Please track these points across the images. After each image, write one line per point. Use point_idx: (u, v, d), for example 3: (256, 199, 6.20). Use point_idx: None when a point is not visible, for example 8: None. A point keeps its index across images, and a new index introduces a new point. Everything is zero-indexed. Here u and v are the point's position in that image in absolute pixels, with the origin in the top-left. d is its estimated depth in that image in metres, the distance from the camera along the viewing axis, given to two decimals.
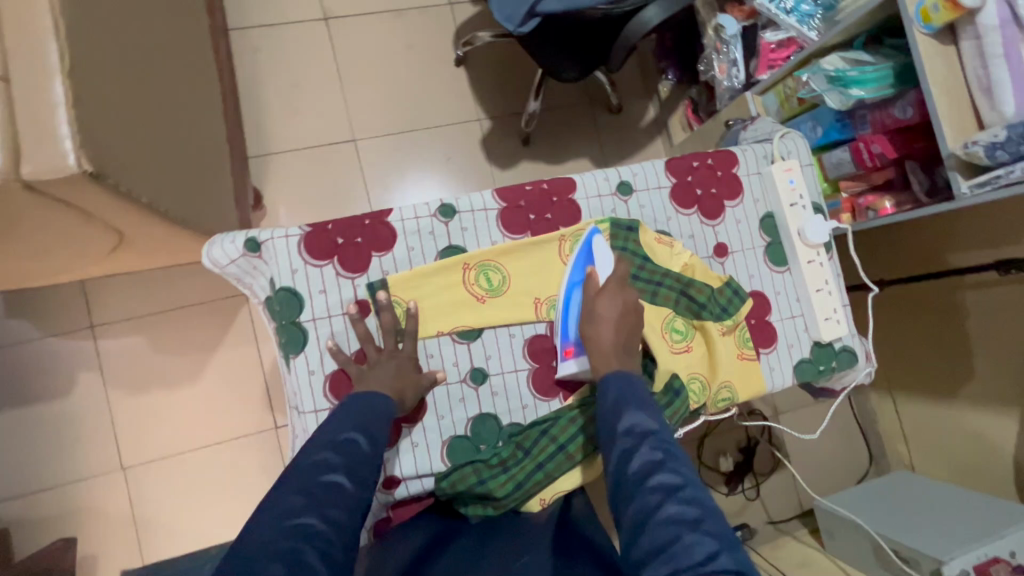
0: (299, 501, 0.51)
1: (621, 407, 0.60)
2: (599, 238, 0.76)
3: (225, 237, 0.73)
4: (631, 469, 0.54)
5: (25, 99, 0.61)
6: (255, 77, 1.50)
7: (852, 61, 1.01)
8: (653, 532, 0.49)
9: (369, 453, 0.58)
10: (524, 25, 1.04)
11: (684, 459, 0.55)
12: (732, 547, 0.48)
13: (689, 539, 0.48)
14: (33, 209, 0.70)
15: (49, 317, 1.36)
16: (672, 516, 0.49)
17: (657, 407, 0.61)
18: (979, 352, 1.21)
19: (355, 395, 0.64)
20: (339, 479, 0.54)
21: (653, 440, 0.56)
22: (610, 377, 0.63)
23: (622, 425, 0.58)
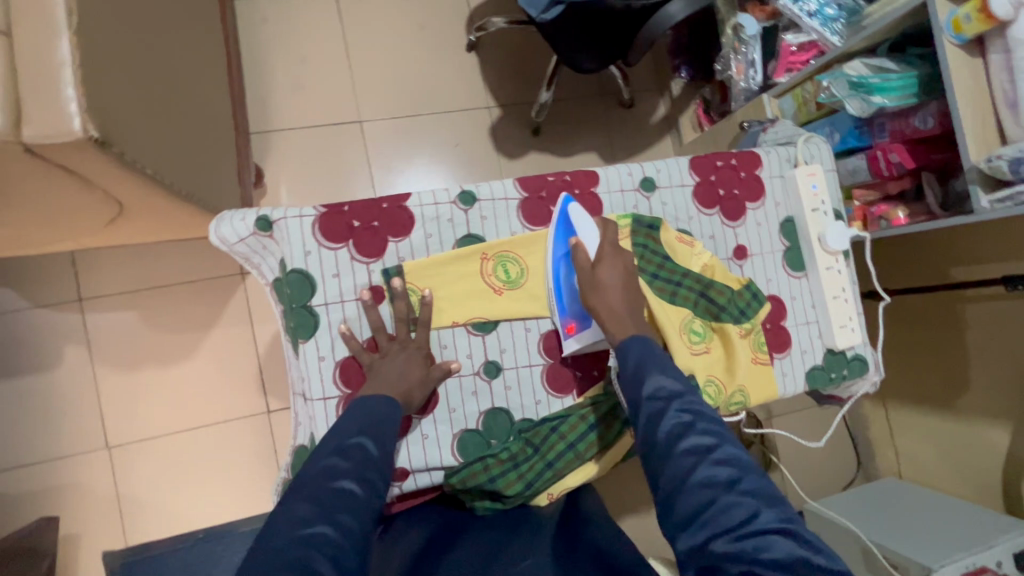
0: (308, 509, 0.49)
1: (642, 370, 0.61)
2: (574, 206, 0.74)
3: (235, 214, 0.70)
4: (660, 435, 0.55)
5: (30, 58, 0.58)
6: (260, 50, 1.45)
7: (875, 68, 1.00)
8: (691, 497, 0.50)
9: (378, 457, 0.57)
10: (547, 13, 1.05)
11: (712, 418, 0.56)
12: (770, 502, 0.50)
13: (726, 501, 0.49)
14: (32, 175, 0.66)
15: (36, 287, 1.31)
16: (707, 480, 0.51)
17: (677, 367, 0.62)
18: (974, 365, 1.23)
19: (362, 397, 0.63)
20: (350, 485, 0.52)
21: (678, 402, 0.57)
22: (626, 341, 0.65)
23: (645, 391, 0.59)
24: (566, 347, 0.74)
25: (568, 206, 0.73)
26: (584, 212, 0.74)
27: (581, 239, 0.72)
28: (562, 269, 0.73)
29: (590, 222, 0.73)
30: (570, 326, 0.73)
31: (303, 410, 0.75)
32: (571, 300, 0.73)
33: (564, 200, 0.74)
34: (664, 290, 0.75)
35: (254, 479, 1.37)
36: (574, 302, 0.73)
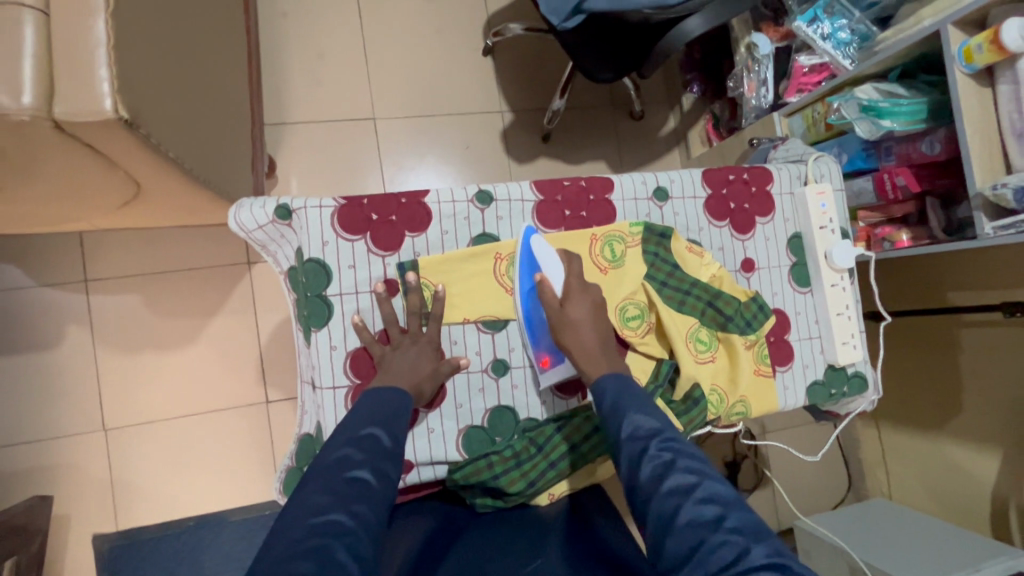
0: (324, 499, 0.50)
1: (620, 411, 0.62)
2: (536, 238, 0.74)
3: (255, 201, 0.71)
4: (643, 476, 0.55)
5: (68, 37, 0.59)
6: (279, 42, 1.46)
7: (886, 92, 1.02)
8: (678, 538, 0.51)
9: (391, 448, 0.58)
10: (569, 21, 1.02)
11: (693, 453, 0.57)
12: (758, 537, 0.50)
13: (713, 540, 0.50)
14: (57, 152, 0.67)
15: (42, 266, 1.31)
16: (693, 520, 0.51)
17: (655, 405, 0.63)
18: (968, 390, 1.24)
19: (373, 389, 0.64)
20: (363, 475, 0.54)
21: (658, 440, 0.58)
22: (603, 381, 0.66)
23: (625, 431, 0.60)
24: (542, 381, 0.75)
25: (531, 239, 0.74)
26: (547, 245, 0.75)
27: (546, 274, 0.72)
28: (531, 305, 0.74)
29: (553, 255, 0.74)
30: (544, 361, 0.74)
31: (310, 399, 0.76)
32: (543, 333, 0.74)
33: (526, 232, 0.74)
34: (673, 298, 0.77)
35: (249, 469, 1.37)
36: (545, 337, 0.74)
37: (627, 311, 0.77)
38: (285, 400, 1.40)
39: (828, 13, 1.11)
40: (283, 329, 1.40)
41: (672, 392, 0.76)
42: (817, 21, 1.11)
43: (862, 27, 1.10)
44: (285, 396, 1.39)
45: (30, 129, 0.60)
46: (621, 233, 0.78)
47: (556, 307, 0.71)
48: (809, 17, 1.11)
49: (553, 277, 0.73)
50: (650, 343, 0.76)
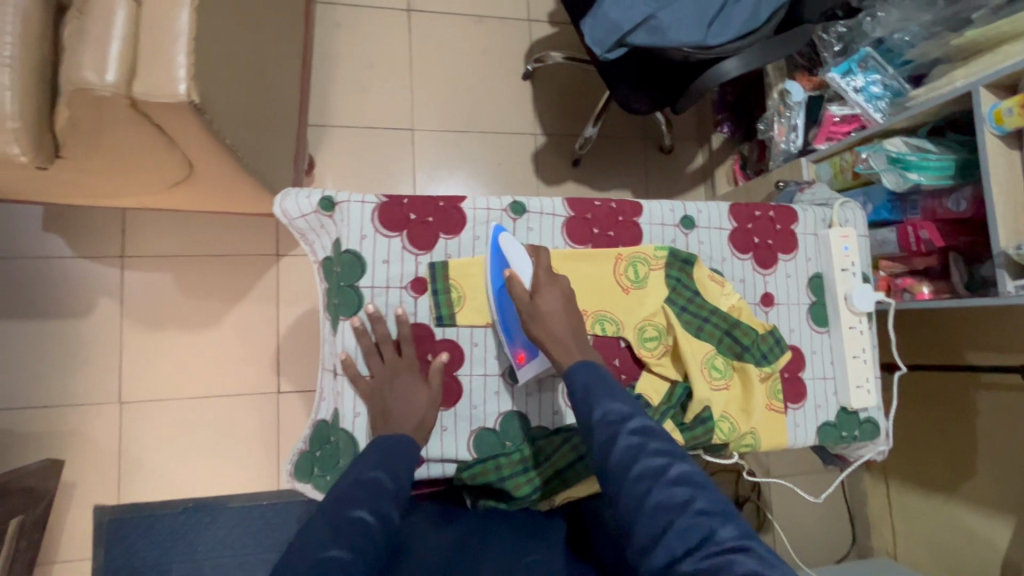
0: (326, 538, 0.54)
1: (591, 396, 0.63)
2: (506, 236, 0.76)
3: (301, 192, 0.75)
4: (615, 460, 0.58)
5: (154, 25, 0.64)
6: (330, 50, 1.54)
7: (915, 146, 1.04)
8: (649, 520, 0.54)
9: (392, 489, 0.61)
10: (612, 52, 1.04)
11: (662, 436, 0.60)
12: (723, 517, 0.54)
13: (683, 522, 0.53)
14: (126, 128, 0.72)
15: (83, 238, 1.36)
16: (663, 502, 0.55)
17: (625, 389, 0.65)
18: (982, 453, 1.22)
19: (384, 433, 0.68)
20: (364, 515, 0.57)
21: (629, 426, 0.60)
22: (577, 366, 0.66)
23: (596, 415, 0.61)
24: (521, 376, 0.75)
25: (498, 237, 0.75)
26: (515, 241, 0.76)
27: (515, 269, 0.73)
28: (504, 299, 0.74)
29: (522, 250, 0.75)
30: (520, 356, 0.74)
31: (331, 386, 0.77)
32: (517, 329, 0.74)
33: (497, 230, 0.76)
34: (690, 323, 0.79)
35: (252, 457, 1.38)
36: (519, 333, 0.74)
37: (646, 331, 0.79)
38: (296, 392, 1.42)
39: (862, 67, 1.14)
40: (303, 323, 1.43)
41: (683, 414, 0.78)
42: (851, 74, 1.15)
43: (895, 83, 1.12)
44: (297, 388, 1.42)
45: (108, 104, 0.65)
46: (646, 255, 0.81)
47: (527, 301, 0.71)
48: (843, 70, 1.16)
49: (523, 274, 0.74)
50: (666, 365, 0.79)
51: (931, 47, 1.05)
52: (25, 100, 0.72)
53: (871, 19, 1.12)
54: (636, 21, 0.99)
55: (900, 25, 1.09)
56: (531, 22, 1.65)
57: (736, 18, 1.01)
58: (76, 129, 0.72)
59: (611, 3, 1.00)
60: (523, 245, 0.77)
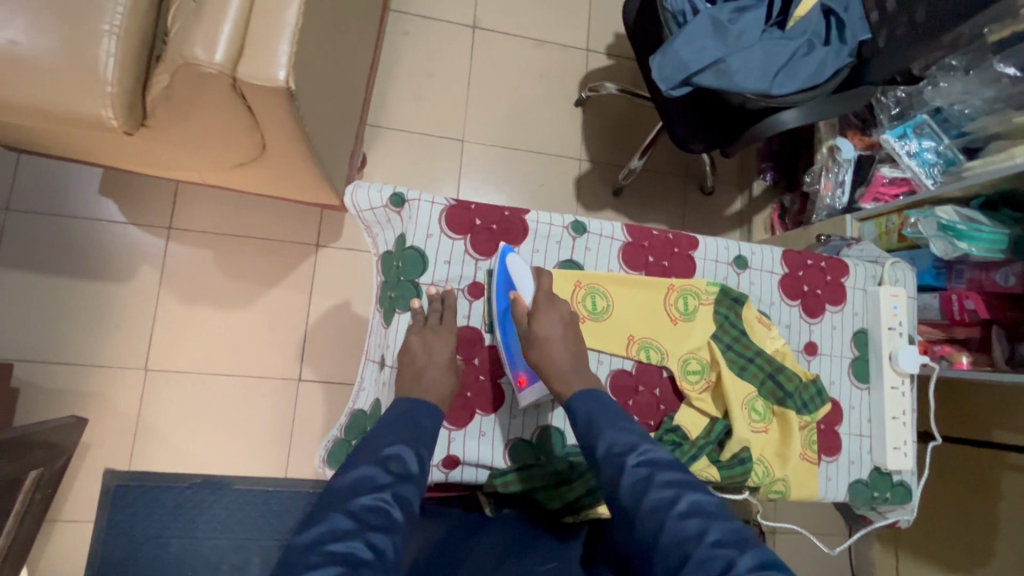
0: (346, 524, 0.53)
1: (593, 429, 0.64)
2: (513, 256, 0.80)
3: (373, 185, 0.81)
4: (624, 493, 0.59)
5: (266, 14, 0.69)
6: (394, 55, 1.58)
7: (967, 217, 1.04)
8: (666, 554, 0.54)
9: (415, 472, 0.60)
10: (676, 90, 1.04)
11: (671, 466, 0.60)
12: (741, 546, 0.54)
13: (700, 555, 0.53)
14: (218, 105, 0.76)
15: (133, 205, 1.40)
16: (675, 536, 0.55)
17: (630, 420, 0.65)
18: (1000, 536, 1.18)
19: (408, 398, 0.68)
20: (385, 500, 0.56)
21: (635, 455, 0.61)
22: (577, 399, 0.68)
23: (602, 450, 0.62)
24: (521, 400, 0.77)
25: (505, 259, 0.79)
26: (522, 263, 0.80)
27: (519, 291, 0.77)
28: (507, 322, 0.79)
29: (526, 271, 0.79)
30: (521, 380, 0.77)
31: (372, 377, 0.81)
32: (519, 352, 0.78)
33: (505, 249, 0.80)
34: (734, 362, 0.81)
35: (265, 441, 1.39)
36: (521, 357, 0.77)
37: (689, 364, 0.81)
38: (317, 381, 1.43)
39: (917, 132, 1.16)
40: (333, 314, 1.45)
41: (719, 451, 0.79)
42: (905, 138, 1.17)
43: (949, 152, 1.13)
44: (318, 379, 1.43)
45: (210, 80, 0.69)
46: (697, 289, 0.83)
47: (526, 323, 0.75)
48: (898, 133, 1.18)
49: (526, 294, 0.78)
50: (706, 400, 0.80)
51: (992, 122, 1.07)
52: (127, 67, 0.75)
53: (932, 87, 1.13)
54: (705, 63, 1.01)
55: (963, 97, 1.10)
56: (589, 52, 1.70)
57: (802, 71, 1.04)
58: (170, 100, 0.75)
59: (681, 42, 1.01)
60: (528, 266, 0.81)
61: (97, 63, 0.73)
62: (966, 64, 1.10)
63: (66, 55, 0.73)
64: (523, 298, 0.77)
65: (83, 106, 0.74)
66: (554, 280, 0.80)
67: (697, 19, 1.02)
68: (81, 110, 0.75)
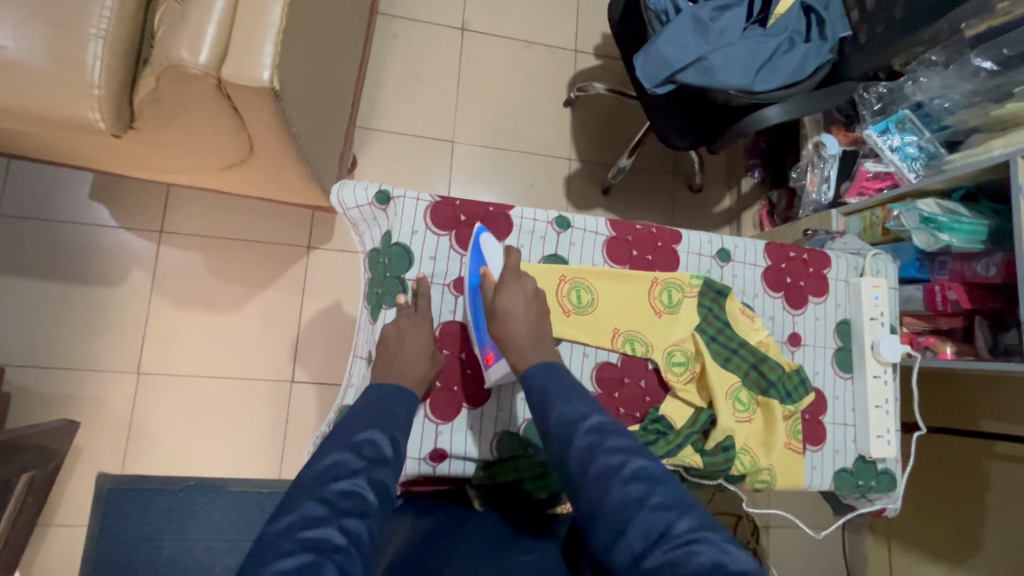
0: (319, 511, 0.54)
1: (546, 400, 0.65)
2: (486, 235, 0.81)
3: (359, 184, 0.82)
4: (572, 459, 0.60)
5: (249, 15, 0.70)
6: (384, 58, 1.60)
7: (947, 209, 1.06)
8: (609, 519, 0.56)
9: (390, 456, 0.61)
10: (660, 87, 1.06)
11: (620, 433, 0.62)
12: (682, 509, 0.55)
13: (642, 518, 0.55)
14: (204, 106, 0.77)
15: (124, 208, 1.40)
16: (619, 499, 0.56)
17: (581, 388, 0.66)
18: (990, 523, 1.18)
19: (381, 384, 0.69)
20: (359, 485, 0.57)
21: (585, 424, 0.62)
22: (532, 370, 0.69)
23: (553, 418, 0.63)
24: (490, 377, 0.77)
25: (480, 236, 0.81)
26: (496, 242, 0.82)
27: (489, 266, 0.79)
28: (476, 297, 0.80)
29: (497, 250, 0.81)
30: (489, 356, 0.77)
31: (360, 372, 0.82)
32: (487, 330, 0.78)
33: (478, 228, 0.82)
34: (719, 353, 0.83)
35: (258, 443, 1.39)
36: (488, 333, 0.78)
37: (674, 356, 0.83)
38: (309, 382, 1.43)
39: (899, 127, 1.17)
40: (325, 315, 1.45)
41: (703, 441, 0.80)
42: (887, 133, 1.18)
43: (931, 146, 1.15)
44: (311, 380, 1.43)
45: (194, 80, 0.70)
46: (680, 282, 0.85)
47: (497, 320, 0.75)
48: (880, 128, 1.19)
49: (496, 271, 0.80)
50: (691, 391, 0.82)
51: (972, 115, 1.08)
52: (114, 69, 0.76)
53: (913, 83, 1.15)
54: (688, 61, 1.03)
55: (942, 91, 1.12)
56: (578, 53, 1.72)
57: (782, 67, 1.05)
58: (157, 100, 0.76)
59: (664, 41, 1.03)
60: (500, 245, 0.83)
61: (84, 66, 0.74)
62: (946, 59, 1.11)
63: (50, 56, 0.73)
64: (492, 273, 0.78)
65: (70, 108, 0.75)
66: (537, 273, 0.81)
67: (680, 18, 1.03)
68: (67, 112, 0.75)
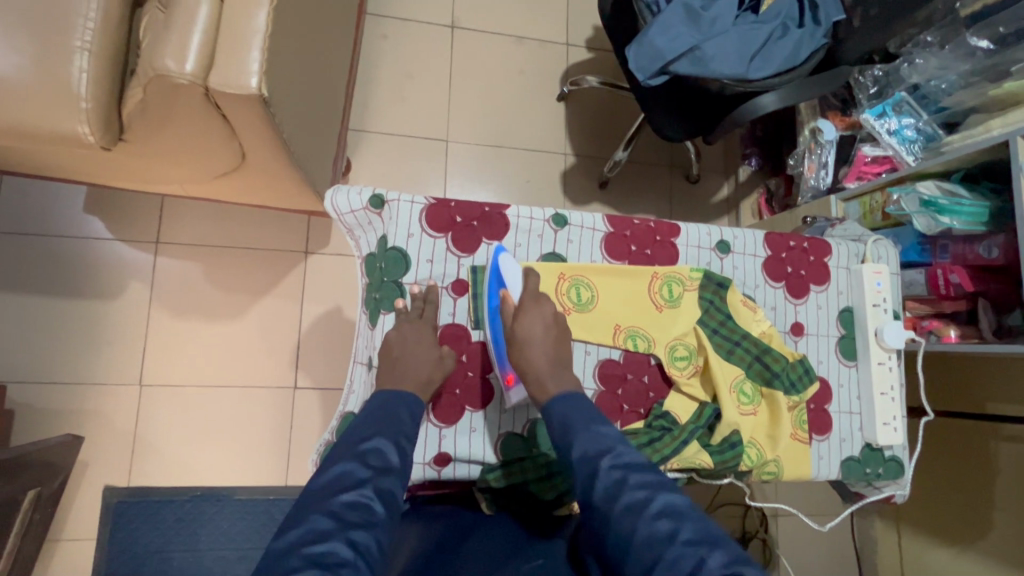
0: (326, 525, 0.53)
1: (569, 435, 0.64)
2: (505, 256, 0.80)
3: (352, 189, 0.81)
4: (598, 497, 0.58)
5: (234, 22, 0.69)
6: (375, 58, 1.58)
7: (948, 191, 1.05)
8: (638, 557, 0.54)
9: (396, 465, 0.61)
10: (653, 79, 1.05)
11: (645, 468, 0.60)
12: (712, 544, 0.53)
13: (671, 554, 0.52)
14: (193, 115, 0.76)
15: (119, 220, 1.39)
16: (648, 537, 0.54)
17: (605, 422, 0.65)
18: (999, 506, 1.18)
19: (384, 389, 0.69)
20: (366, 496, 0.56)
21: (609, 459, 0.60)
22: (553, 404, 0.68)
23: (576, 453, 0.62)
24: (510, 398, 0.77)
25: (498, 257, 0.79)
26: (514, 263, 0.81)
27: (508, 290, 0.78)
28: (494, 320, 0.78)
29: (517, 272, 0.80)
30: (508, 378, 0.76)
31: (361, 379, 0.81)
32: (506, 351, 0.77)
33: (497, 249, 0.81)
34: (722, 346, 0.82)
35: (264, 451, 1.39)
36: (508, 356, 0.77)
37: (676, 351, 0.82)
38: (312, 388, 1.43)
39: (897, 110, 1.16)
40: (325, 321, 1.45)
41: (708, 436, 0.79)
42: (885, 116, 1.16)
43: (929, 128, 1.14)
44: (313, 385, 1.43)
45: (181, 90, 0.69)
46: (680, 276, 0.84)
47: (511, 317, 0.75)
48: (878, 112, 1.17)
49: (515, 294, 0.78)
50: (694, 385, 0.81)
51: (969, 95, 1.07)
52: (101, 81, 0.75)
53: (909, 65, 1.14)
54: (681, 51, 1.02)
55: (939, 72, 1.11)
56: (570, 46, 1.70)
57: (776, 55, 1.04)
58: (146, 112, 0.76)
59: (656, 32, 1.01)
60: (518, 265, 0.81)
61: (70, 80, 0.73)
62: (941, 40, 1.11)
63: (36, 71, 0.73)
64: (512, 296, 0.77)
65: (58, 123, 0.74)
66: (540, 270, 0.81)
67: (671, 7, 1.02)
68: (56, 127, 0.75)
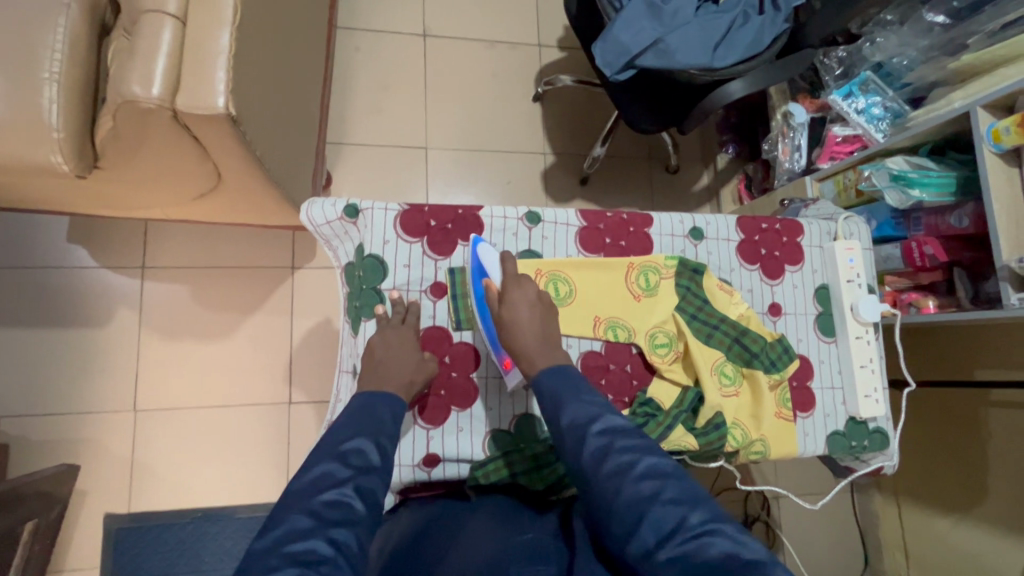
0: (306, 523, 0.53)
1: (558, 403, 0.64)
2: (484, 245, 0.82)
3: (327, 200, 0.83)
4: (584, 461, 0.59)
5: (197, 43, 0.70)
6: (349, 71, 1.60)
7: (916, 165, 1.07)
8: (622, 516, 0.55)
9: (377, 464, 0.61)
10: (621, 74, 1.07)
11: (632, 432, 0.60)
12: (694, 504, 0.55)
13: (654, 514, 0.54)
14: (164, 138, 0.77)
15: (103, 248, 1.40)
16: (632, 497, 0.55)
17: (593, 390, 0.65)
18: (994, 472, 1.19)
19: (366, 391, 0.70)
20: (346, 495, 0.57)
21: (596, 426, 0.61)
22: (542, 374, 0.68)
23: (565, 420, 0.62)
24: (509, 382, 0.79)
25: (477, 248, 0.81)
26: (492, 250, 0.82)
27: (490, 277, 0.79)
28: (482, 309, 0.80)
29: (495, 258, 0.81)
30: (505, 363, 0.78)
31: (348, 387, 0.83)
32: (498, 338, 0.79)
33: (475, 240, 0.82)
34: (701, 331, 0.84)
35: (264, 467, 1.39)
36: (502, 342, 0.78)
37: (657, 338, 0.84)
38: (307, 402, 1.43)
39: (863, 90, 1.18)
40: (314, 334, 1.45)
41: (693, 419, 0.80)
42: (852, 96, 1.18)
43: (895, 105, 1.16)
44: (308, 399, 1.43)
45: (150, 114, 0.71)
46: (656, 264, 0.86)
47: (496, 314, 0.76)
48: (845, 92, 1.19)
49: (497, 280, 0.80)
50: (676, 370, 0.83)
51: (929, 70, 1.10)
52: (71, 110, 0.76)
53: (870, 44, 1.16)
54: (644, 45, 1.03)
55: (898, 50, 1.13)
56: (542, 47, 1.72)
57: (739, 41, 1.05)
58: (118, 138, 0.77)
59: (619, 27, 1.03)
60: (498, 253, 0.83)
61: (42, 111, 0.74)
62: (901, 17, 1.12)
63: (6, 105, 0.74)
64: (494, 283, 0.78)
65: (31, 154, 0.75)
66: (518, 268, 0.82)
67: (632, 3, 1.04)
68: (30, 159, 0.75)
